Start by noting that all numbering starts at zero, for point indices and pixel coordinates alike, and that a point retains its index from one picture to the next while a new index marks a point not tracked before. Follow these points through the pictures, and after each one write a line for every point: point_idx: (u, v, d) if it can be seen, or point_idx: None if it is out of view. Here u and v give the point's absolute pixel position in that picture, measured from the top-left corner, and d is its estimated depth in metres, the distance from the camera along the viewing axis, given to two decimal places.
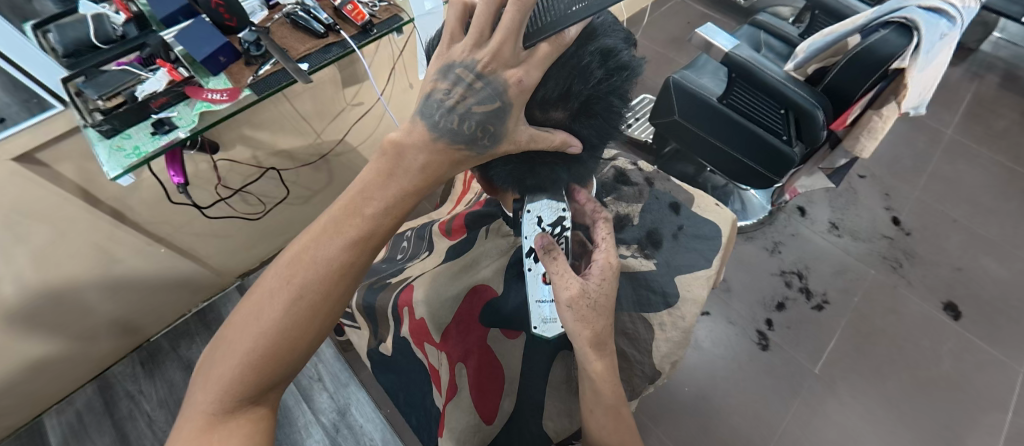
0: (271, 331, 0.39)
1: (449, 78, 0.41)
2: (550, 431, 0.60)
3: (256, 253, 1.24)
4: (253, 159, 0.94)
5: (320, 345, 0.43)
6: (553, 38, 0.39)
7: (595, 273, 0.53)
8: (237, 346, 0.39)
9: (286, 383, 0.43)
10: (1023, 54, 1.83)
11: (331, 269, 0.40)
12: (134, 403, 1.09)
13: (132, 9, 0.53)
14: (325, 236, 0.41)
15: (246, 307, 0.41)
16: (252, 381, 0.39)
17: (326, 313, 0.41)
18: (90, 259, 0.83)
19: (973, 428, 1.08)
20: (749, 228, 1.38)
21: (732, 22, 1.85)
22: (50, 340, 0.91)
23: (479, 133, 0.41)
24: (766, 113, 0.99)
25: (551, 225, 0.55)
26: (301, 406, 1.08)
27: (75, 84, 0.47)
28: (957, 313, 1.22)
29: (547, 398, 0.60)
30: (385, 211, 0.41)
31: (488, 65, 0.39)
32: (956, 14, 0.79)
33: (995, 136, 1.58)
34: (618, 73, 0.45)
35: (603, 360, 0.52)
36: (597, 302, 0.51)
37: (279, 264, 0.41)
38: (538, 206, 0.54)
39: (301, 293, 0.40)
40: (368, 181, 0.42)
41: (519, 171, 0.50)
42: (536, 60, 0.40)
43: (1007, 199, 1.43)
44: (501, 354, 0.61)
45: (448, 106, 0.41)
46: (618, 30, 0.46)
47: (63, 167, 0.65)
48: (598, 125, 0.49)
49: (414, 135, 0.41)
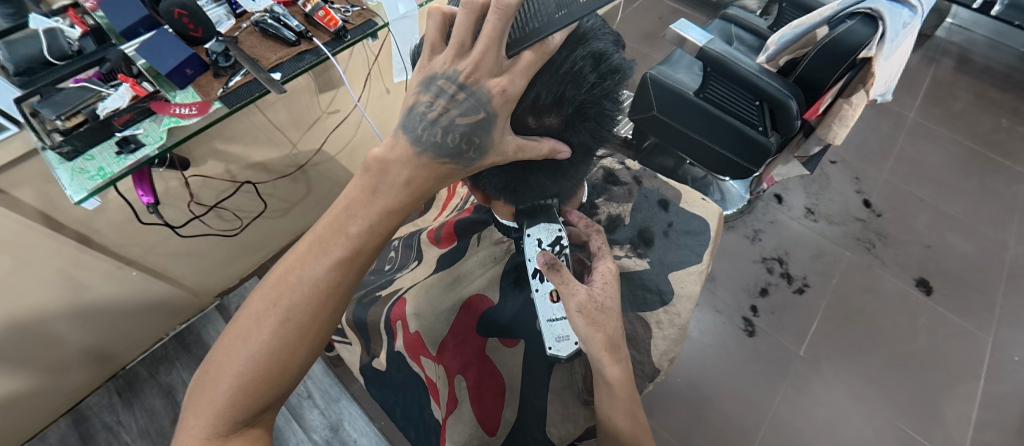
0: (260, 353, 0.37)
1: (431, 90, 0.40)
2: (554, 438, 0.60)
3: (234, 270, 1.19)
4: (227, 173, 0.91)
5: (311, 365, 0.42)
6: (537, 45, 0.39)
7: (596, 279, 0.53)
8: (224, 371, 0.37)
9: (280, 403, 0.42)
10: (973, 38, 1.93)
11: (318, 290, 0.39)
12: (113, 435, 1.03)
13: (88, 23, 0.51)
14: (311, 256, 0.39)
15: (232, 331, 0.39)
16: (244, 405, 0.38)
17: (316, 333, 0.40)
18: (56, 287, 0.79)
19: (950, 398, 1.13)
20: (730, 217, 1.40)
21: (702, 17, 1.89)
22: (16, 375, 0.86)
23: (464, 146, 0.41)
24: (742, 106, 1.01)
25: (551, 244, 0.54)
26: (292, 425, 1.04)
27: (30, 104, 0.44)
28: (928, 288, 1.28)
29: (548, 404, 0.60)
30: (371, 229, 0.40)
31: (470, 74, 0.38)
32: (917, 4, 0.83)
33: (953, 117, 1.66)
34: (610, 77, 0.45)
35: (617, 366, 0.51)
36: (605, 305, 0.51)
37: (265, 285, 0.40)
38: (536, 230, 0.54)
39: (289, 315, 0.38)
40: (352, 198, 0.41)
41: (508, 180, 0.51)
42: (520, 68, 0.39)
43: (967, 177, 1.50)
44: (501, 364, 0.61)
45: (431, 118, 0.40)
46: (606, 33, 0.45)
47: (21, 192, 0.61)
48: (590, 130, 0.49)
49: (396, 150, 0.40)
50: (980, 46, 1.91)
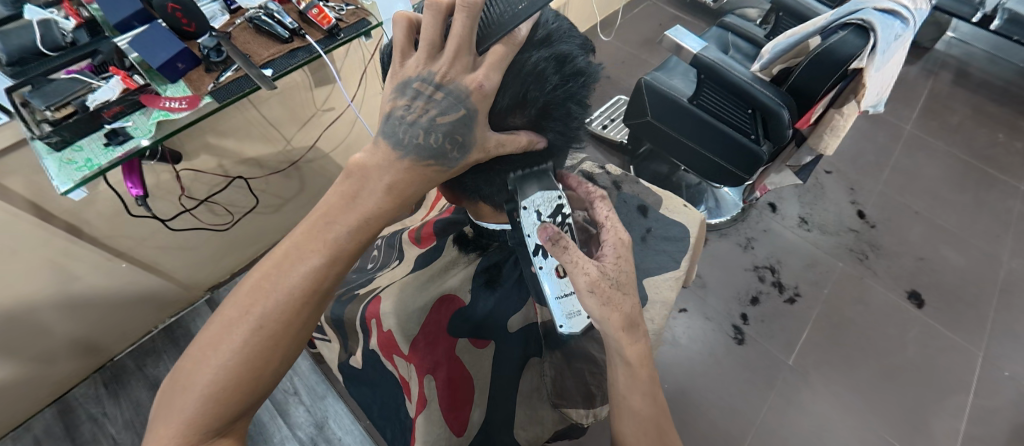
0: (231, 362, 0.36)
1: (407, 93, 0.40)
2: (521, 439, 0.66)
3: (225, 265, 1.19)
4: (219, 168, 0.91)
5: (286, 372, 0.41)
6: (506, 38, 0.40)
7: (608, 254, 0.53)
8: (193, 383, 0.36)
9: (254, 410, 0.41)
10: (973, 52, 1.93)
11: (294, 297, 0.38)
12: (98, 426, 1.04)
13: (83, 15, 0.52)
14: (287, 263, 0.38)
15: (202, 339, 0.37)
16: (216, 414, 0.36)
17: (291, 341, 0.39)
18: (45, 277, 0.79)
19: (938, 411, 1.13)
20: (722, 225, 1.41)
21: (702, 24, 1.90)
22: (5, 363, 0.86)
23: (448, 146, 0.40)
24: (732, 113, 1.01)
25: (551, 215, 0.50)
26: (277, 422, 1.05)
27: (21, 94, 0.45)
28: (920, 301, 1.28)
29: (518, 407, 0.65)
30: (350, 235, 0.40)
31: (445, 74, 0.39)
32: (908, 16, 0.83)
33: (949, 130, 1.66)
34: (574, 79, 0.45)
35: (636, 345, 0.51)
36: (619, 280, 0.51)
37: (238, 292, 0.39)
38: (533, 200, 0.49)
39: (262, 323, 0.37)
40: (331, 204, 0.40)
41: (479, 179, 0.50)
42: (491, 62, 0.39)
43: (962, 191, 1.50)
44: (470, 364, 0.60)
45: (410, 120, 0.40)
46: (575, 36, 0.45)
47: (10, 181, 0.61)
48: (557, 131, 0.48)
49: (378, 154, 0.40)
50: (979, 60, 1.91)
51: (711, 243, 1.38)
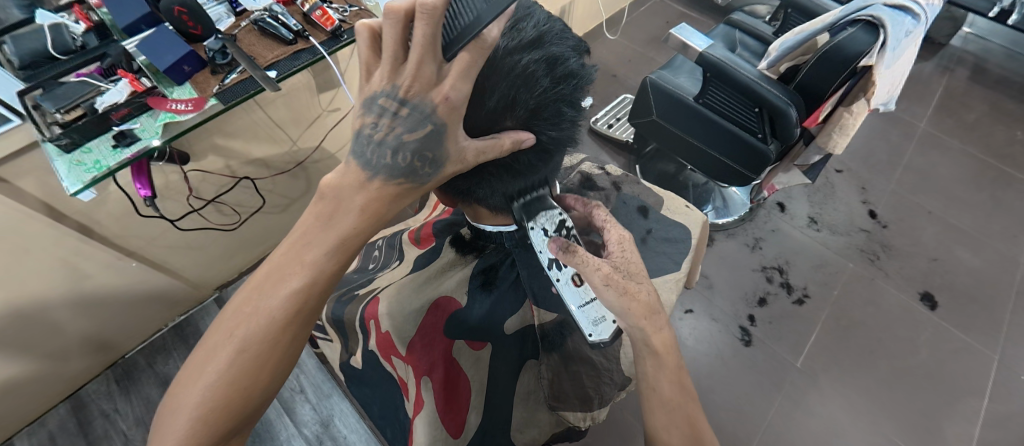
0: (216, 384, 0.37)
1: (373, 110, 0.40)
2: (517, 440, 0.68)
3: (233, 265, 1.20)
4: (226, 168, 0.92)
5: (274, 392, 0.41)
6: (474, 42, 0.36)
7: (614, 250, 0.56)
8: (181, 405, 0.36)
9: (244, 430, 0.41)
10: (989, 47, 1.89)
11: (277, 319, 0.39)
12: (110, 422, 1.06)
13: (93, 18, 0.53)
14: (268, 285, 0.39)
15: (189, 364, 0.38)
16: (204, 436, 0.37)
17: (277, 361, 0.39)
18: (58, 277, 0.81)
19: (951, 415, 1.10)
20: (729, 225, 1.40)
21: (710, 22, 1.88)
22: (21, 360, 0.89)
23: (417, 163, 0.41)
24: (741, 112, 0.99)
25: (557, 230, 0.54)
26: (283, 419, 1.06)
27: (33, 97, 0.46)
28: (933, 303, 1.25)
29: (513, 410, 0.66)
30: (329, 255, 0.40)
31: (408, 89, 0.38)
32: (920, 11, 0.81)
33: (966, 128, 1.62)
34: (566, 81, 0.45)
35: (661, 333, 0.51)
36: (630, 270, 0.53)
37: (222, 315, 0.39)
38: (538, 220, 0.54)
39: (245, 345, 0.38)
40: (307, 225, 0.41)
41: (466, 183, 0.50)
42: (457, 72, 0.37)
43: (978, 190, 1.46)
44: (467, 367, 0.60)
45: (378, 139, 0.40)
46: (567, 37, 0.45)
47: (25, 182, 0.63)
48: (546, 131, 0.48)
49: (349, 176, 0.41)
50: (996, 55, 1.86)
51: (717, 243, 1.37)
